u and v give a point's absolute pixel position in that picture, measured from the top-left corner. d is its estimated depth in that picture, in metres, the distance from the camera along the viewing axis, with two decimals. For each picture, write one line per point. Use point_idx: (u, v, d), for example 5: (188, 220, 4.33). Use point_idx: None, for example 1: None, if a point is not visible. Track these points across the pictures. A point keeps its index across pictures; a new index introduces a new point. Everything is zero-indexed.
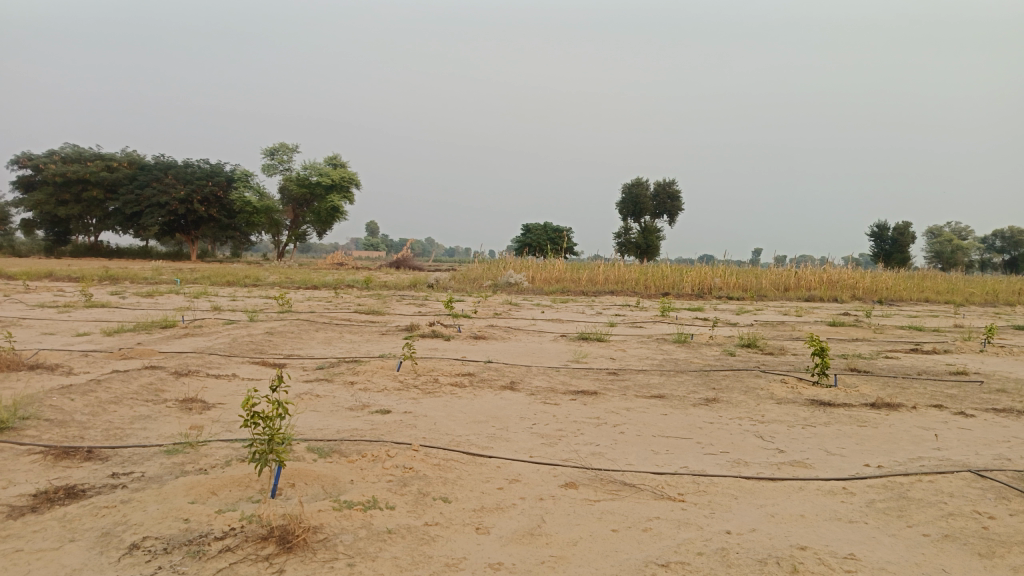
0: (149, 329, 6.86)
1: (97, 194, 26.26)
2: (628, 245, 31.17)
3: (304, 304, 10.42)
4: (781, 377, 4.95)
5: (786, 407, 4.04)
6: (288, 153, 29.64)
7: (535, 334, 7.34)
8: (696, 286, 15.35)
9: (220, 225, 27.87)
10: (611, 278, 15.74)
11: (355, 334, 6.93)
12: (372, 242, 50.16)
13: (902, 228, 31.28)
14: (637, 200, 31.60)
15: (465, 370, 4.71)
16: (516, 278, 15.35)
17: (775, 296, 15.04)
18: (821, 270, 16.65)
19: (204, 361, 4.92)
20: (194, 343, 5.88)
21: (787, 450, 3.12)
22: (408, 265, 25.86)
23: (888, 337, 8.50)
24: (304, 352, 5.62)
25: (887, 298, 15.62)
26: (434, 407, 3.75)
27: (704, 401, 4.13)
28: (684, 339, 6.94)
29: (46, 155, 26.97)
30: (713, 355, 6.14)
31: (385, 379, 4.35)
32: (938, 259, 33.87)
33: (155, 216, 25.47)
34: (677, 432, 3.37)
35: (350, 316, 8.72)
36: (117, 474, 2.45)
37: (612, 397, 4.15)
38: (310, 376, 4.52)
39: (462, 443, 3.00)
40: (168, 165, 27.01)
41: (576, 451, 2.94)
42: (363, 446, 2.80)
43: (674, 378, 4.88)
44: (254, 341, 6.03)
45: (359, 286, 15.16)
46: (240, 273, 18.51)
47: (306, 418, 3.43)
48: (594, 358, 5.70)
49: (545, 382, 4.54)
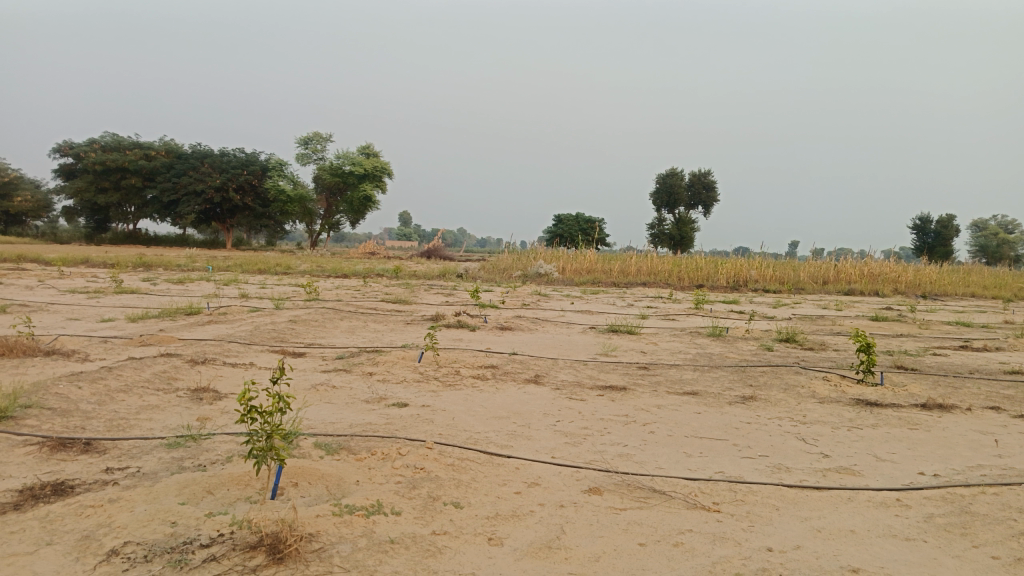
0: (173, 316, 6.80)
1: (135, 181, 26.65)
2: (661, 236, 30.74)
3: (332, 293, 10.31)
4: (823, 374, 4.68)
5: (830, 406, 3.77)
6: (321, 142, 29.73)
7: (564, 326, 7.12)
8: (731, 278, 14.98)
9: (255, 214, 28.08)
10: (643, 269, 15.45)
11: (380, 323, 6.79)
12: (405, 233, 50.33)
13: (945, 221, 30.37)
14: (671, 191, 31.12)
15: (489, 362, 4.53)
16: (546, 268, 15.14)
17: (813, 289, 14.62)
18: (861, 262, 16.15)
19: (222, 349, 4.81)
20: (215, 330, 5.79)
21: (833, 455, 2.88)
22: (438, 255, 25.77)
23: (935, 333, 8.12)
24: (325, 341, 5.49)
25: (931, 292, 15.10)
26: (454, 402, 3.58)
27: (741, 398, 3.89)
28: (718, 333, 6.67)
29: (86, 143, 27.42)
30: (749, 350, 5.87)
31: (405, 371, 4.19)
32: (983, 253, 32.86)
33: (191, 204, 25.82)
34: (712, 433, 3.15)
35: (376, 305, 8.60)
36: (111, 469, 2.31)
37: (641, 393, 3.93)
38: (328, 366, 4.38)
39: (480, 441, 2.81)
40: (204, 153, 27.28)
41: (602, 452, 2.73)
42: (373, 443, 2.62)
43: (708, 374, 4.64)
44: (276, 329, 5.91)
45: (389, 275, 15.07)
46: (272, 262, 18.61)
47: (317, 410, 3.27)
48: (624, 352, 5.48)
49: (571, 376, 4.33)
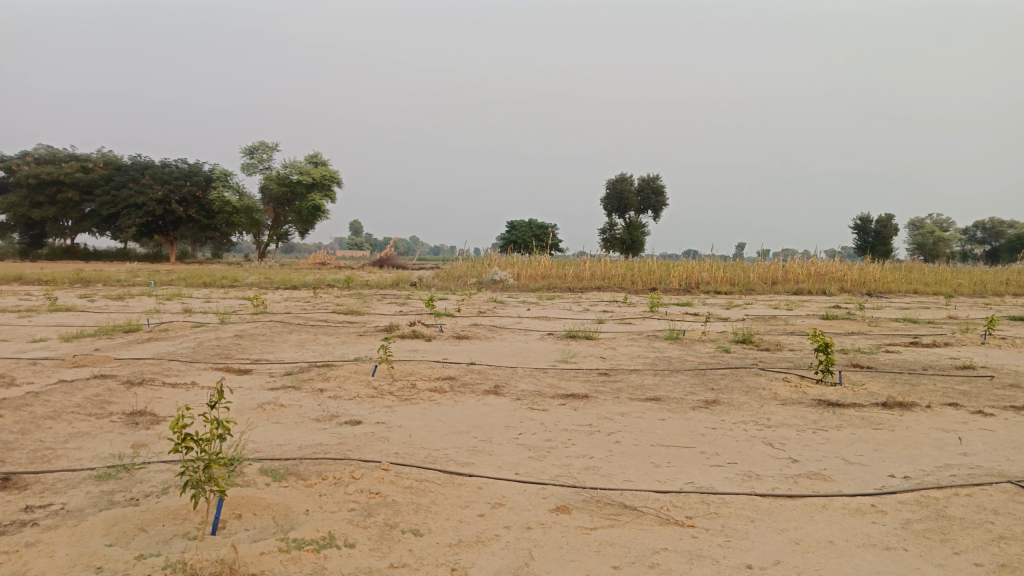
0: (110, 333, 6.45)
1: (72, 194, 25.66)
2: (613, 240, 30.94)
3: (281, 305, 9.98)
4: (783, 375, 4.65)
5: (794, 408, 3.73)
6: (267, 151, 29.12)
7: (521, 333, 7.00)
8: (684, 280, 15.09)
9: (199, 226, 27.32)
10: (597, 274, 15.45)
11: (331, 336, 6.56)
12: (356, 241, 49.68)
13: (885, 220, 31.31)
14: (621, 196, 31.37)
15: (446, 374, 4.37)
16: (500, 275, 15.02)
17: (764, 290, 14.82)
18: (809, 262, 16.47)
19: (162, 368, 4.54)
20: (156, 348, 5.50)
21: (802, 460, 2.81)
22: (391, 264, 25.44)
23: (885, 330, 8.26)
24: (274, 356, 5.26)
25: (877, 290, 15.45)
26: (411, 417, 3.42)
27: (705, 403, 3.82)
28: (676, 336, 6.64)
29: (18, 156, 26.30)
30: (708, 353, 5.84)
31: (358, 385, 4.00)
32: (921, 250, 33.94)
33: (132, 217, 24.98)
34: (679, 440, 3.06)
35: (327, 317, 8.35)
36: (31, 507, 2.09)
37: (604, 400, 3.83)
38: (277, 382, 4.17)
39: (439, 460, 2.66)
40: (145, 165, 26.44)
41: (568, 466, 2.61)
42: (324, 466, 2.45)
43: (670, 378, 4.57)
44: (221, 345, 5.65)
45: (340, 285, 14.76)
46: (218, 274, 18.06)
47: (264, 432, 3.07)
48: (583, 358, 5.38)
49: (531, 385, 4.21)
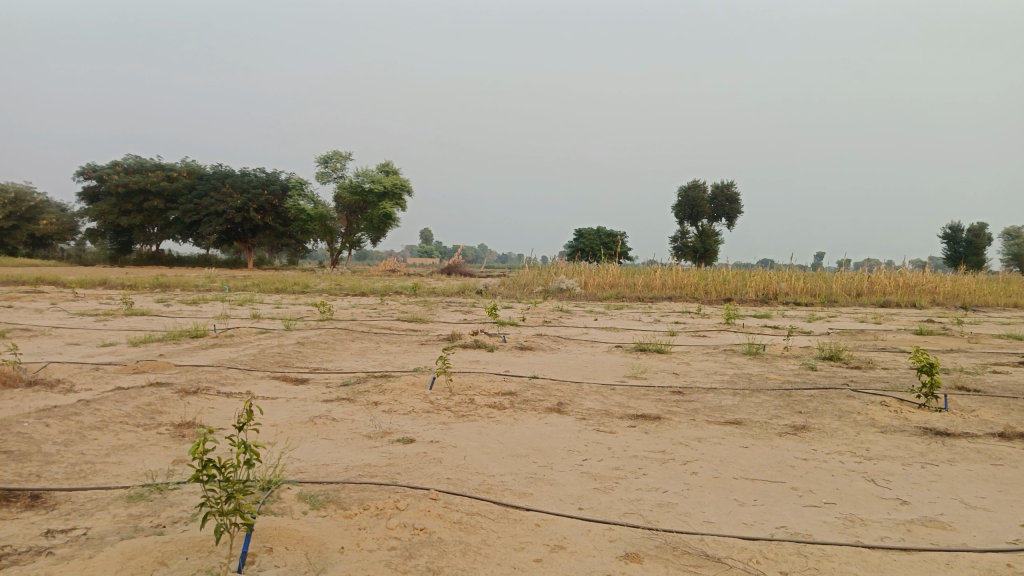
0: (176, 339, 6.47)
1: (158, 203, 26.70)
2: (684, 249, 30.19)
3: (346, 312, 9.95)
4: (879, 398, 4.21)
5: (896, 438, 3.31)
6: (341, 160, 29.68)
7: (588, 345, 6.69)
8: (760, 291, 14.46)
9: (275, 233, 28.02)
10: (669, 283, 14.97)
11: (393, 344, 6.41)
12: (426, 249, 50.24)
13: (977, 229, 29.53)
14: (693, 204, 30.59)
15: (507, 389, 4.11)
16: (568, 283, 14.73)
17: (847, 301, 14.06)
18: (896, 273, 15.56)
19: (219, 375, 4.44)
20: (217, 354, 5.44)
21: (913, 502, 2.43)
22: (459, 271, 25.46)
23: (987, 347, 7.57)
24: (332, 365, 5.12)
25: (972, 303, 14.42)
26: (467, 436, 3.17)
27: (792, 429, 3.43)
28: (755, 351, 6.21)
29: (110, 166, 27.56)
30: (791, 371, 5.40)
31: (413, 400, 3.78)
32: (1017, 262, 31.86)
33: (212, 225, 25.79)
34: (765, 473, 2.71)
35: (391, 324, 8.23)
36: (53, 532, 1.93)
37: (678, 423, 3.49)
38: (331, 394, 3.99)
39: (495, 489, 2.40)
40: (226, 174, 27.30)
41: (638, 502, 2.31)
42: (368, 493, 2.23)
43: (750, 399, 4.19)
44: (282, 352, 5.55)
45: (408, 293, 14.74)
46: (290, 280, 18.37)
47: (310, 450, 2.88)
48: (654, 373, 5.04)
49: (599, 404, 3.90)
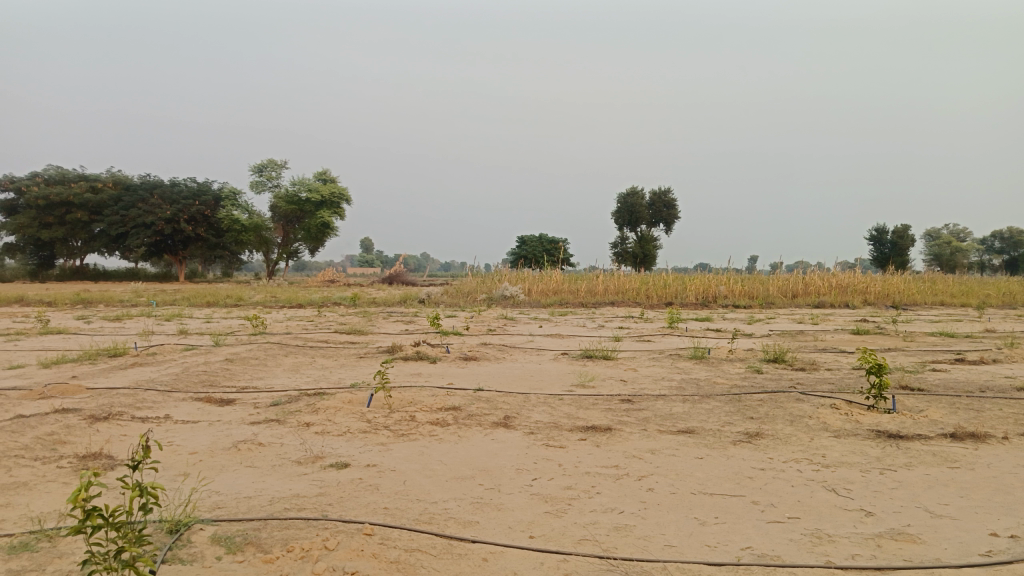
0: (93, 358, 6.01)
1: (81, 215, 25.48)
2: (625, 254, 30.46)
3: (281, 325, 9.55)
4: (829, 400, 4.14)
5: (851, 443, 3.22)
6: (276, 169, 28.92)
7: (533, 353, 6.52)
8: (700, 295, 14.59)
9: (208, 245, 27.05)
10: (611, 288, 14.98)
11: (329, 359, 6.10)
12: (367, 258, 49.51)
13: (901, 231, 30.67)
14: (632, 210, 30.92)
15: (450, 403, 3.89)
16: (511, 290, 14.58)
17: (784, 303, 14.32)
18: (829, 275, 15.93)
19: (135, 398, 4.08)
20: (136, 375, 5.05)
21: (878, 512, 2.32)
22: (400, 281, 25.07)
23: (923, 345, 7.70)
24: (263, 383, 4.80)
25: (902, 302, 14.87)
26: (408, 457, 2.95)
27: (746, 436, 3.32)
28: (701, 355, 6.14)
29: (29, 177, 26.18)
30: (738, 374, 5.33)
31: (349, 419, 3.53)
32: (938, 262, 33.24)
33: (140, 237, 24.73)
34: (724, 487, 2.57)
35: (329, 337, 7.90)
36: None
37: (630, 434, 3.33)
38: (260, 415, 3.70)
39: (438, 518, 2.19)
40: (154, 184, 26.26)
41: (595, 526, 2.14)
42: (293, 532, 1.98)
43: (701, 405, 4.07)
44: (208, 371, 5.19)
45: (347, 304, 14.31)
46: (223, 293, 17.71)
47: (232, 481, 2.61)
48: (602, 381, 4.89)
49: (547, 416, 3.72)
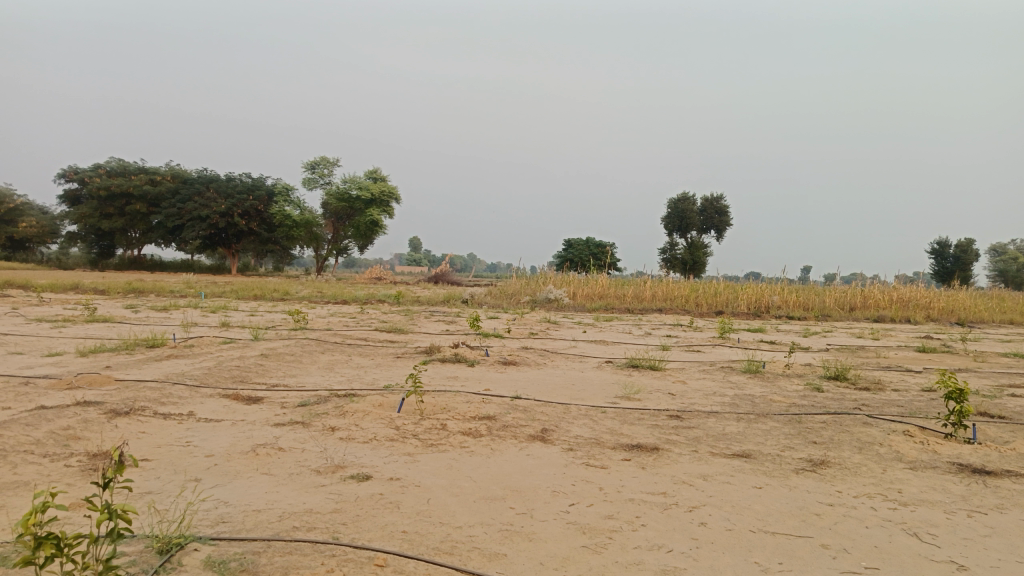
0: (130, 348, 5.94)
1: (140, 207, 26.07)
2: (674, 261, 29.89)
3: (323, 321, 9.46)
4: (900, 426, 3.77)
5: (930, 477, 2.87)
6: (328, 166, 29.20)
7: (576, 360, 6.25)
8: (752, 304, 14.08)
9: (260, 239, 27.45)
10: (659, 295, 14.58)
11: (365, 357, 5.93)
12: (415, 257, 49.83)
13: (965, 245, 29.39)
14: (683, 216, 30.30)
15: (486, 412, 3.65)
16: (556, 293, 14.31)
17: (841, 316, 13.72)
18: (889, 288, 15.22)
19: (161, 393, 3.95)
20: (168, 367, 4.94)
21: (972, 566, 1.99)
22: (446, 280, 25.03)
23: (996, 366, 7.17)
24: (294, 382, 4.63)
25: (968, 319, 14.11)
26: (435, 471, 2.71)
27: (810, 464, 2.99)
28: (755, 369, 5.77)
29: (92, 169, 26.96)
30: (796, 392, 4.98)
31: (377, 425, 3.32)
32: (1003, 278, 31.75)
33: (195, 229, 25.19)
34: (786, 525, 2.26)
35: (368, 335, 7.75)
36: None
37: (679, 457, 3.03)
38: (285, 417, 3.52)
39: (460, 548, 1.94)
40: (210, 178, 26.71)
41: (639, 568, 1.86)
42: (295, 560, 1.77)
43: (758, 426, 3.74)
44: (241, 366, 5.05)
45: (390, 301, 14.23)
46: (270, 287, 17.84)
47: (242, 492, 2.41)
48: (649, 394, 4.58)
49: (588, 431, 3.44)
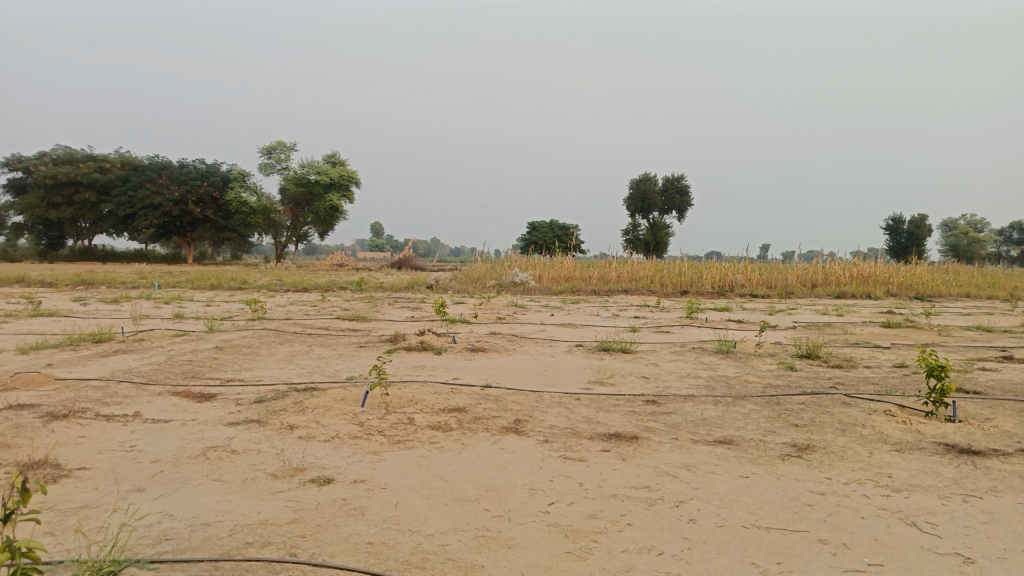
0: (75, 344, 5.60)
1: (89, 196, 25.16)
2: (637, 241, 29.94)
3: (282, 310, 9.14)
4: (879, 406, 3.68)
5: (918, 460, 2.77)
6: (285, 151, 28.52)
7: (546, 344, 6.09)
8: (717, 283, 14.10)
9: (216, 227, 26.74)
10: (624, 276, 14.51)
11: (327, 347, 5.69)
12: (378, 243, 49.21)
13: (918, 221, 29.96)
14: (644, 196, 30.31)
15: (455, 403, 3.47)
16: (521, 277, 14.15)
17: (804, 293, 13.82)
18: (849, 264, 15.38)
19: (105, 392, 3.67)
20: (114, 364, 4.63)
21: (979, 559, 1.87)
22: (409, 265, 24.70)
23: (961, 340, 7.20)
24: (250, 375, 4.38)
25: (926, 294, 14.32)
26: (403, 471, 2.52)
27: (795, 450, 2.87)
28: (727, 350, 5.67)
29: (36, 157, 25.90)
30: (770, 372, 4.89)
31: (340, 421, 3.11)
32: (954, 252, 32.49)
33: (148, 217, 24.39)
34: (780, 519, 2.13)
35: (330, 323, 7.49)
36: None
37: (660, 446, 2.89)
38: (240, 415, 3.29)
39: (433, 561, 1.77)
40: (163, 165, 25.89)
41: None
42: None
43: (737, 410, 3.62)
44: (193, 360, 4.77)
45: (352, 289, 13.89)
46: (228, 276, 17.35)
47: (190, 504, 2.19)
48: (623, 378, 4.43)
49: (562, 420, 3.28)
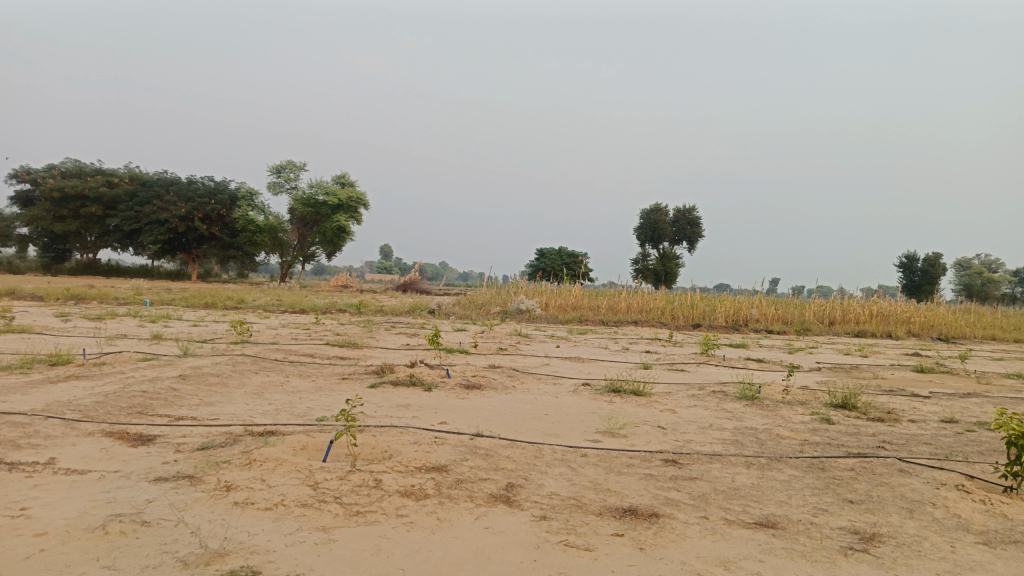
0: (27, 366, 5.03)
1: (95, 210, 24.79)
2: (646, 271, 29.36)
3: (271, 333, 8.57)
4: (946, 477, 3.07)
5: (1019, 561, 2.16)
6: (294, 170, 28.21)
7: (550, 382, 5.49)
8: (730, 317, 13.47)
9: (222, 244, 26.33)
10: (634, 307, 13.91)
11: (306, 379, 5.11)
12: (386, 265, 48.85)
13: (933, 259, 29.30)
14: (655, 226, 29.77)
15: (437, 460, 2.87)
16: (527, 304, 13.59)
17: (821, 330, 13.17)
18: (868, 302, 14.73)
19: (24, 432, 3.09)
20: (56, 394, 4.05)
21: None
22: (414, 288, 24.21)
23: (1004, 390, 6.56)
24: (207, 412, 3.80)
25: (949, 335, 13.65)
26: (354, 561, 1.93)
27: (859, 541, 2.26)
28: (752, 395, 5.06)
29: (46, 169, 25.64)
30: (804, 423, 4.29)
31: (293, 481, 2.52)
32: (968, 292, 31.71)
33: (153, 234, 23.98)
34: None
35: (318, 350, 6.92)
36: None
37: (686, 530, 2.28)
38: (174, 468, 2.70)
39: None
40: (171, 181, 25.55)
41: None
42: None
43: (774, 476, 3.01)
44: (148, 392, 4.18)
45: (352, 311, 13.33)
46: (226, 294, 16.82)
47: None
48: (636, 428, 3.83)
49: (564, 487, 2.68)
